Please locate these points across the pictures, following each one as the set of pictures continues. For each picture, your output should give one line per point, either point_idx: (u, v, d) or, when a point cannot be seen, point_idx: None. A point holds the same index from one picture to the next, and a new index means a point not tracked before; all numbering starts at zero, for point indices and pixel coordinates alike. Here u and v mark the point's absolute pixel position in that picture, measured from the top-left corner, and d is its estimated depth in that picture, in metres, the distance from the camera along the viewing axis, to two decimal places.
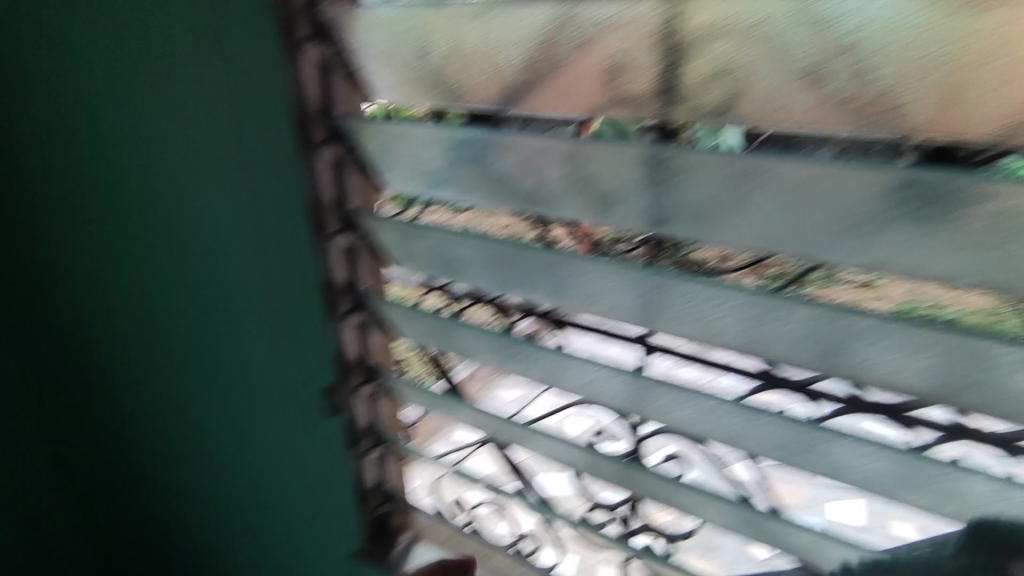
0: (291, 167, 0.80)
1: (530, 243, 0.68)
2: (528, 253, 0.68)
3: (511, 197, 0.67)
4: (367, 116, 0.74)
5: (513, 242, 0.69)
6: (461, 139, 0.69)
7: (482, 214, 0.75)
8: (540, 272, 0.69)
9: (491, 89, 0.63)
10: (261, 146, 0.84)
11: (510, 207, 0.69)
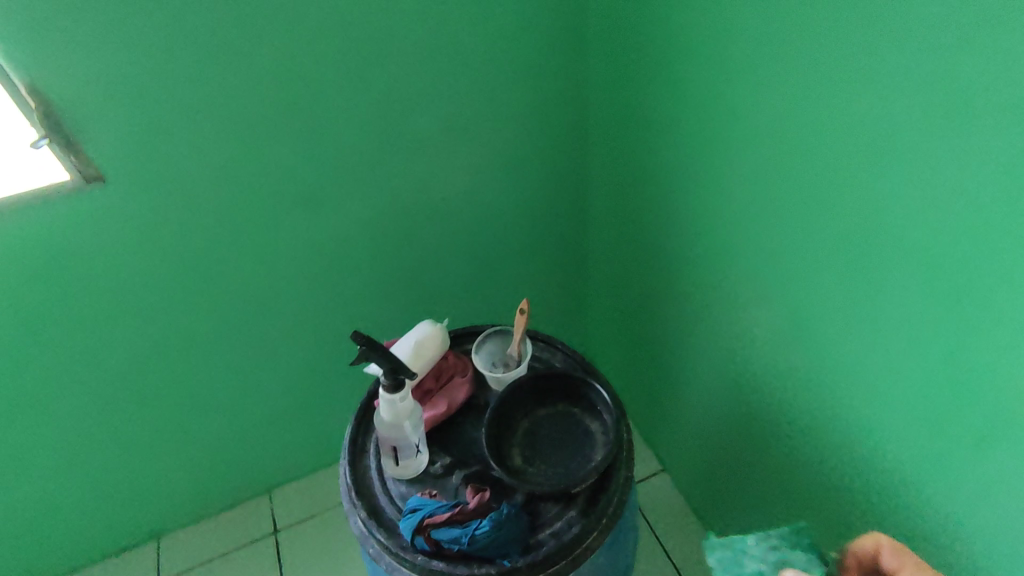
0: (502, 202, 1.15)
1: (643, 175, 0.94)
2: (659, 192, 0.94)
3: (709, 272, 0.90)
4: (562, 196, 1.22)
5: (763, 251, 0.76)
6: (703, 205, 0.84)
7: (617, 230, 1.15)
8: (664, 170, 0.91)
9: (611, 136, 1.00)
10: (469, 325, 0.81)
11: (704, 192, 0.82)
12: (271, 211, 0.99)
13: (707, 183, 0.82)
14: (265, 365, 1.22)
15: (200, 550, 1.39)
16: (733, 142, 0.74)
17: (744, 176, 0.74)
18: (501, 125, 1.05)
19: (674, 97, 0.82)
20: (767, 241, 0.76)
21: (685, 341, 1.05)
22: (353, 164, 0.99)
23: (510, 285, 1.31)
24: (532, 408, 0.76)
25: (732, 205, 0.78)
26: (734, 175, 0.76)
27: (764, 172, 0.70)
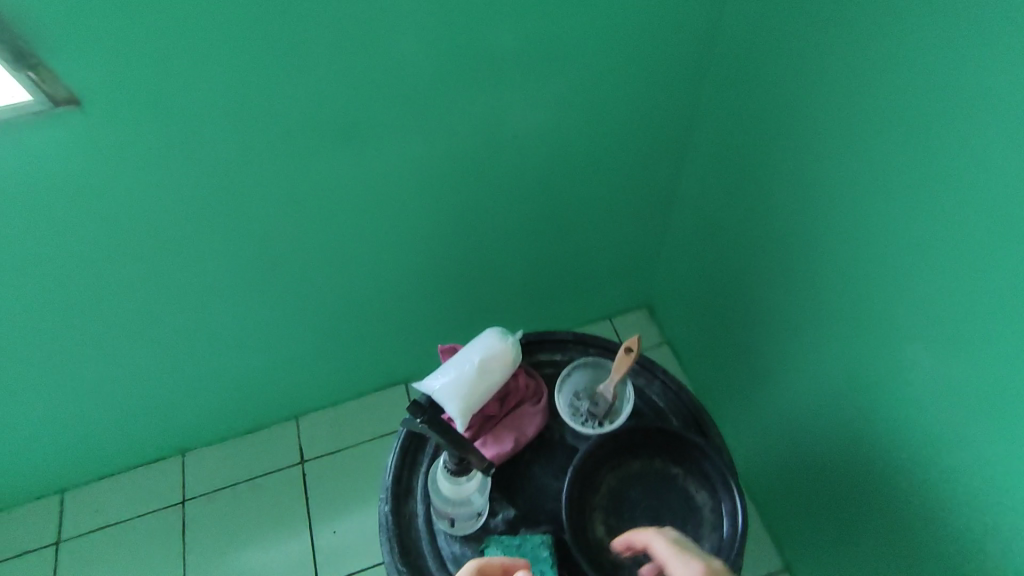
0: (594, 131, 1.00)
1: (796, 123, 0.80)
2: (805, 151, 0.80)
3: (850, 258, 0.77)
4: (660, 139, 1.06)
5: (937, 254, 0.65)
6: (868, 184, 0.71)
7: (725, 180, 1.01)
8: (822, 133, 0.76)
9: (757, 74, 0.85)
10: (555, 339, 0.71)
11: (878, 164, 0.69)
12: (337, 131, 0.87)
13: (877, 157, 0.69)
14: (305, 292, 1.11)
15: (224, 471, 1.34)
16: (931, 116, 0.61)
17: (938, 155, 0.61)
18: (613, 48, 0.89)
19: (860, 49, 0.66)
20: (945, 245, 0.64)
21: (791, 322, 0.94)
22: (437, 81, 0.85)
23: (586, 227, 1.19)
24: (620, 461, 0.64)
25: (908, 188, 0.66)
26: (923, 160, 0.63)
27: (968, 161, 0.59)
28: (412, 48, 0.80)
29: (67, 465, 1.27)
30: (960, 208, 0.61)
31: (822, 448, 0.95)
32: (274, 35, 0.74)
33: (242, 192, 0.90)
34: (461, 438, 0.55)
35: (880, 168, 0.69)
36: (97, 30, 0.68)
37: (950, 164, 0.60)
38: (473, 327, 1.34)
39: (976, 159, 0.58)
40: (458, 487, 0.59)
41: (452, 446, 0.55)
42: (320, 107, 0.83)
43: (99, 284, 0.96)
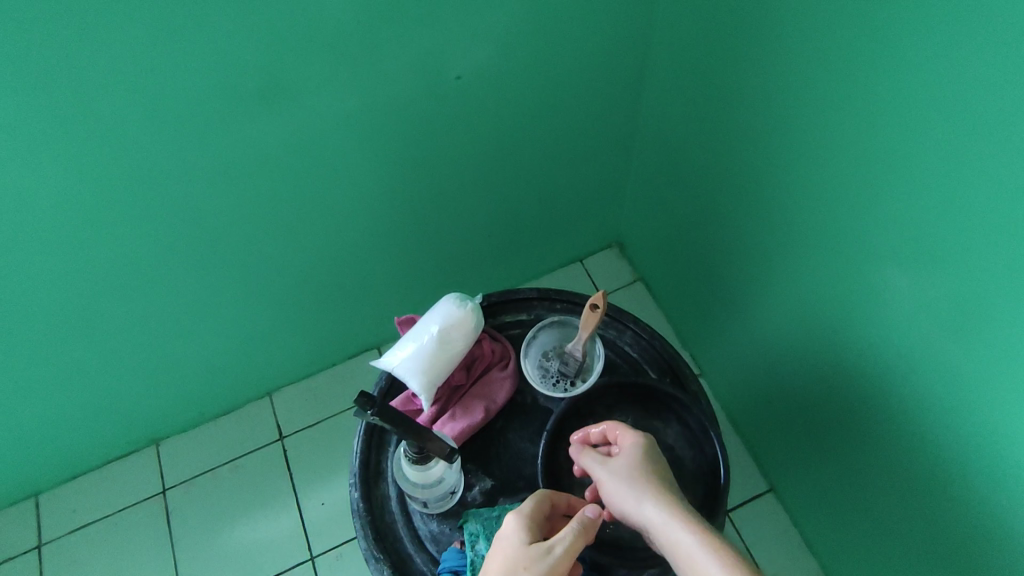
0: (546, 66, 0.92)
1: (759, 38, 0.74)
2: (771, 67, 0.74)
3: (822, 179, 0.73)
4: (617, 67, 0.99)
5: (914, 171, 0.61)
6: (840, 98, 0.66)
7: (687, 106, 0.95)
8: (789, 45, 0.70)
9: None
10: (520, 299, 0.70)
11: (849, 76, 0.64)
12: (263, 90, 0.78)
13: (849, 68, 0.63)
14: (256, 268, 1.04)
15: (202, 456, 1.31)
16: (908, 17, 0.55)
17: (916, 60, 0.56)
18: None
19: None
20: (923, 160, 0.60)
21: (762, 250, 0.91)
22: (366, 24, 0.77)
23: (546, 168, 1.13)
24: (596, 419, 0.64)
25: (885, 101, 0.61)
26: (900, 67, 0.58)
27: (946, 64, 0.54)
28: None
29: (35, 468, 1.23)
30: (940, 118, 0.56)
31: (801, 374, 0.94)
32: None
33: (165, 167, 0.82)
34: (418, 428, 0.53)
35: (852, 80, 0.63)
36: None
37: (928, 70, 0.55)
38: (441, 284, 1.29)
39: (955, 60, 0.53)
40: (424, 472, 0.58)
41: (411, 438, 0.52)
42: (237, 63, 0.74)
43: (27, 281, 0.89)
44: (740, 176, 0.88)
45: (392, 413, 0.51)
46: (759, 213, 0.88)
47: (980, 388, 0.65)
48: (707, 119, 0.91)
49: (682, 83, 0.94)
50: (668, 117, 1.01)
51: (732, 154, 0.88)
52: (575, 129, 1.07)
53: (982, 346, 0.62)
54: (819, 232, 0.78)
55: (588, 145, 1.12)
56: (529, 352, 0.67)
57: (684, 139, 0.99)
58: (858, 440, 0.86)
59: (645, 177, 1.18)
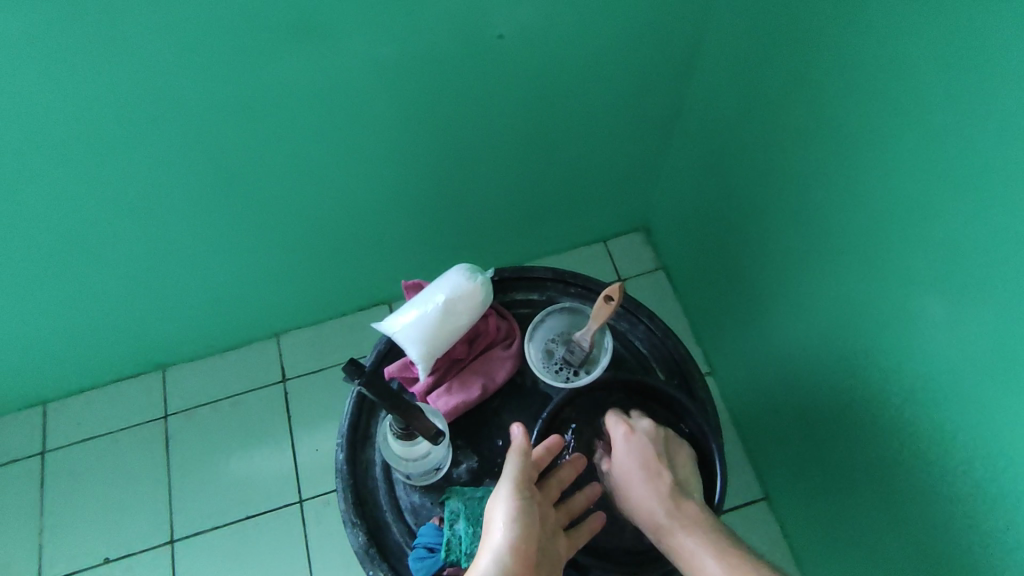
0: (589, 33, 0.87)
1: (820, 27, 0.67)
2: (827, 63, 0.68)
3: (865, 192, 0.68)
4: (666, 43, 0.92)
5: (971, 195, 0.55)
6: (898, 105, 0.60)
7: (736, 94, 0.89)
8: (851, 40, 0.63)
9: None
10: (533, 278, 0.67)
11: (915, 81, 0.57)
12: (286, 26, 0.74)
13: (916, 73, 0.57)
14: (271, 209, 1.03)
15: (204, 388, 1.32)
16: (993, 22, 0.49)
17: (997, 72, 0.50)
18: None
19: None
20: (984, 186, 0.54)
21: (793, 256, 0.87)
22: None
23: (578, 141, 1.08)
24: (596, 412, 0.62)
25: (952, 114, 0.55)
26: (976, 79, 0.52)
27: None
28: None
29: (42, 379, 1.25)
30: (1014, 142, 0.50)
31: (812, 390, 0.91)
32: None
33: (181, 97, 0.79)
34: (406, 406, 0.51)
35: (916, 86, 0.57)
36: None
37: (1010, 85, 0.49)
38: (457, 247, 1.27)
39: None
40: (410, 446, 0.57)
41: (399, 413, 0.51)
42: None
43: (39, 196, 0.87)
44: (780, 175, 0.83)
45: (381, 382, 0.49)
46: (792, 217, 0.83)
47: (1001, 438, 0.60)
48: (754, 112, 0.85)
49: (734, 68, 0.87)
50: (714, 103, 0.95)
51: (774, 151, 0.83)
52: (614, 105, 1.02)
53: (1009, 397, 0.58)
54: (853, 246, 0.73)
55: (624, 122, 1.06)
56: (537, 335, 0.64)
57: (728, 129, 0.93)
58: (860, 465, 0.83)
59: (682, 163, 1.13)
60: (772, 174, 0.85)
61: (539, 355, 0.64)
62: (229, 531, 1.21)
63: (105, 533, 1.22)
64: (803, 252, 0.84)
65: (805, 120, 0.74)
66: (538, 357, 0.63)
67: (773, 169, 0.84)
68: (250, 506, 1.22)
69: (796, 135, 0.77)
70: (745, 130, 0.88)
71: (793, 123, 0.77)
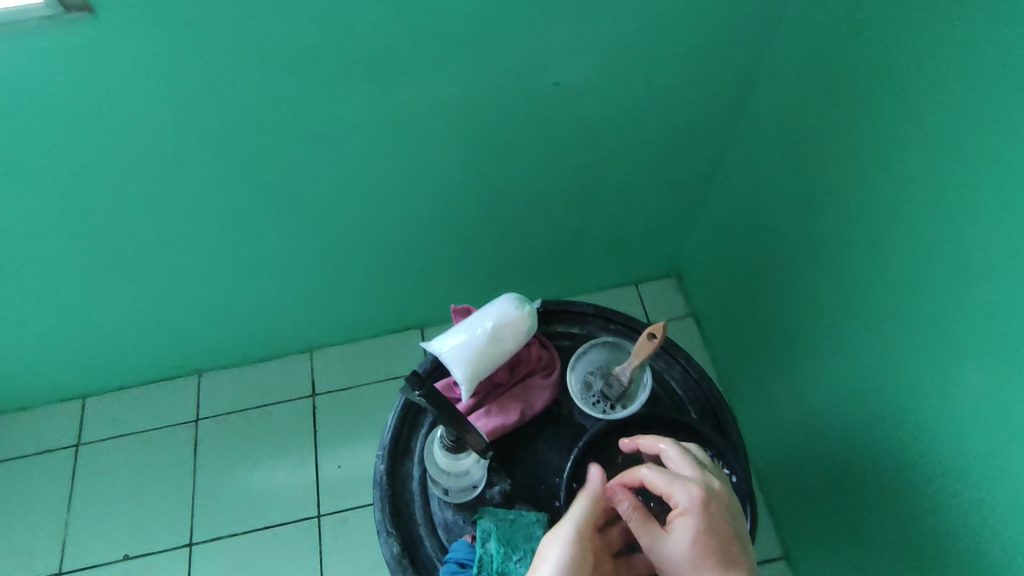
0: (642, 84, 0.92)
1: (865, 97, 0.71)
2: (871, 130, 0.71)
3: (902, 255, 0.70)
4: (712, 101, 0.97)
5: (1011, 264, 0.57)
6: (941, 175, 0.63)
7: (778, 153, 0.92)
8: (896, 110, 0.67)
9: (830, 36, 0.75)
10: (575, 312, 0.70)
11: (959, 153, 0.60)
12: (363, 61, 0.80)
13: (960, 144, 0.60)
14: (324, 228, 1.08)
15: (236, 396, 1.36)
16: None
17: None
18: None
19: (957, 22, 0.58)
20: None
21: (824, 313, 0.88)
22: (477, 14, 0.78)
23: (620, 187, 1.12)
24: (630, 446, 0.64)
25: (996, 186, 0.57)
26: (1020, 154, 0.54)
27: None
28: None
29: (86, 373, 1.30)
30: None
31: (836, 449, 0.91)
32: None
33: (258, 121, 0.85)
34: (459, 418, 0.54)
35: (961, 157, 0.60)
36: None
37: None
38: (492, 280, 1.30)
39: None
40: (454, 460, 0.61)
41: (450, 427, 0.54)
42: (342, 30, 0.76)
43: (114, 202, 0.93)
44: (816, 233, 0.86)
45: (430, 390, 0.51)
46: (826, 274, 0.86)
47: None
48: (794, 170, 0.88)
49: (777, 127, 0.91)
50: (756, 159, 0.99)
51: (813, 210, 0.86)
52: (657, 154, 1.06)
53: None
54: (885, 305, 0.75)
55: (665, 171, 1.10)
56: (578, 365, 0.66)
57: (768, 184, 0.96)
58: (885, 529, 0.82)
59: (719, 215, 1.16)
60: (809, 231, 0.87)
61: (578, 385, 0.66)
62: (246, 539, 1.22)
63: (127, 530, 1.24)
64: (834, 309, 0.86)
65: (845, 182, 0.77)
66: (577, 387, 0.66)
67: (811, 227, 0.87)
68: (269, 517, 1.24)
69: (836, 196, 0.80)
70: (785, 187, 0.91)
71: (834, 184, 0.80)
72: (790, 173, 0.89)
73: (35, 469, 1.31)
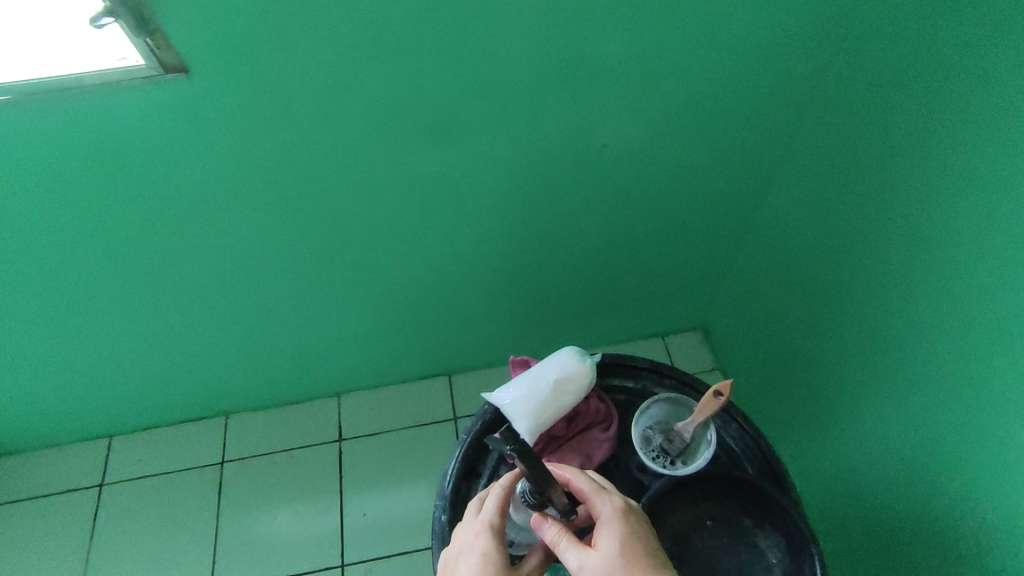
0: (683, 146, 0.96)
1: (908, 169, 0.74)
2: (915, 199, 0.74)
3: (948, 322, 0.72)
4: (747, 163, 1.01)
5: None
6: (992, 248, 0.65)
7: (812, 215, 0.95)
8: (943, 182, 0.69)
9: (871, 108, 0.79)
10: (632, 366, 0.72)
11: (1010, 230, 0.62)
12: (428, 123, 0.84)
13: (1013, 222, 0.62)
14: (366, 277, 1.10)
15: (263, 439, 1.36)
16: None
17: None
18: (716, 64, 0.84)
19: (1009, 106, 0.61)
20: None
21: (860, 373, 0.90)
22: (536, 83, 0.82)
23: (654, 242, 1.15)
24: (690, 504, 0.64)
25: None
26: None
27: None
28: (518, 45, 0.77)
29: (115, 414, 1.31)
30: None
31: (866, 511, 0.91)
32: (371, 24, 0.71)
33: (318, 177, 0.89)
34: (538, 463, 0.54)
35: (1012, 233, 0.62)
36: (206, 8, 0.66)
37: None
38: (519, 330, 1.32)
39: None
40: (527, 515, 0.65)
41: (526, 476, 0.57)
42: (409, 97, 0.80)
43: (172, 247, 0.96)
44: (854, 293, 0.88)
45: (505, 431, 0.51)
46: (863, 334, 0.87)
47: None
48: (830, 233, 0.91)
49: (812, 192, 0.95)
50: (789, 220, 1.02)
51: (851, 271, 0.88)
52: (690, 212, 1.09)
53: None
54: (926, 369, 0.76)
55: (698, 228, 1.13)
56: (641, 419, 0.68)
57: (802, 244, 0.99)
58: None
59: (749, 272, 1.19)
60: (846, 291, 0.89)
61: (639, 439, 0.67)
62: None
63: None
64: (870, 368, 0.87)
65: (886, 246, 0.80)
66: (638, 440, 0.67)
67: (848, 287, 0.89)
68: (292, 566, 1.22)
69: (876, 260, 0.82)
70: (821, 249, 0.94)
71: (873, 247, 0.82)
72: (826, 235, 0.92)
73: (56, 510, 1.29)
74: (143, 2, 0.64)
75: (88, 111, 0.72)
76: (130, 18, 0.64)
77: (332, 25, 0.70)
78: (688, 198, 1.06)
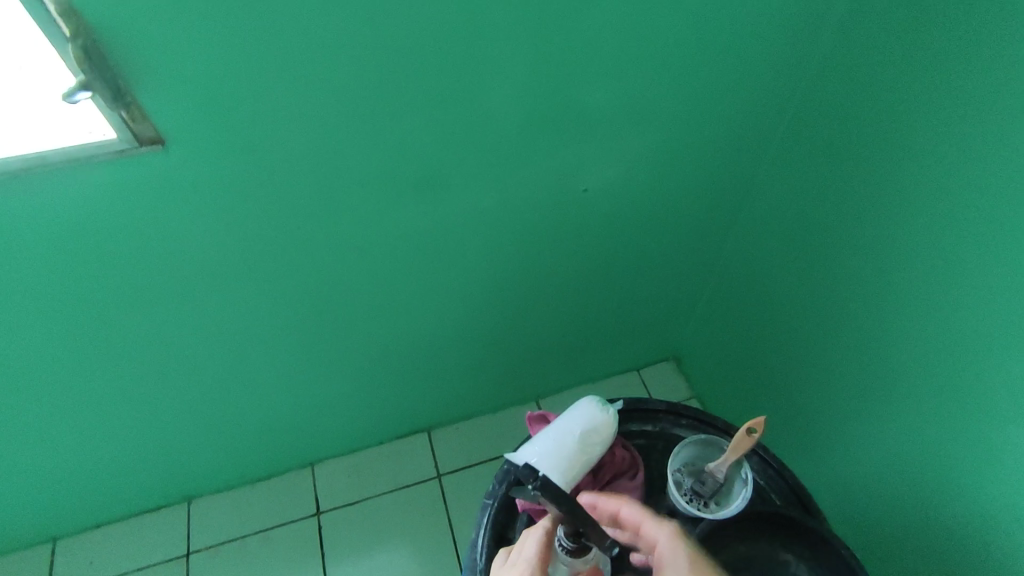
0: (655, 186, 0.98)
1: (876, 197, 0.79)
2: (884, 224, 0.79)
3: (929, 338, 0.76)
4: (714, 199, 1.05)
5: None
6: (963, 267, 0.70)
7: (781, 243, 0.99)
8: (911, 208, 0.74)
9: (833, 142, 0.84)
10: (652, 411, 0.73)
11: (980, 250, 0.67)
12: (412, 181, 0.83)
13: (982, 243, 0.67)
14: (343, 339, 1.06)
15: (233, 521, 1.26)
16: None
17: None
18: (686, 109, 0.87)
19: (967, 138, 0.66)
20: None
21: (845, 393, 0.93)
22: (517, 136, 0.83)
23: (629, 279, 1.17)
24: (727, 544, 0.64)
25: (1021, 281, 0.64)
26: None
27: None
28: (502, 100, 0.78)
29: (62, 514, 1.18)
30: None
31: (865, 525, 0.93)
32: (357, 89, 0.70)
33: (295, 242, 0.85)
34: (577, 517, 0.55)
35: (982, 254, 0.67)
36: (185, 80, 0.63)
37: None
38: (499, 378, 1.30)
39: None
40: None
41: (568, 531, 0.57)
42: (393, 157, 0.79)
43: (136, 327, 0.89)
44: (830, 317, 0.92)
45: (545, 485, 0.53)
46: (844, 354, 0.91)
47: None
48: (800, 261, 0.95)
49: (779, 223, 0.99)
50: (757, 251, 1.07)
51: (825, 295, 0.92)
52: (662, 249, 1.12)
53: None
54: (911, 385, 0.80)
55: (670, 263, 1.16)
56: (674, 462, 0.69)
57: (773, 273, 1.03)
58: None
59: (720, 302, 1.22)
60: (823, 315, 0.93)
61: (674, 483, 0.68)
62: None
63: None
64: (856, 388, 0.90)
65: (858, 270, 0.84)
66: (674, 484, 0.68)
67: (824, 311, 0.93)
68: None
69: (851, 283, 0.86)
70: (792, 276, 0.98)
71: (846, 271, 0.87)
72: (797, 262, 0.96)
73: None
74: (120, 74, 0.61)
75: (47, 191, 0.67)
76: (106, 92, 0.61)
77: (317, 90, 0.69)
78: (660, 235, 1.09)
